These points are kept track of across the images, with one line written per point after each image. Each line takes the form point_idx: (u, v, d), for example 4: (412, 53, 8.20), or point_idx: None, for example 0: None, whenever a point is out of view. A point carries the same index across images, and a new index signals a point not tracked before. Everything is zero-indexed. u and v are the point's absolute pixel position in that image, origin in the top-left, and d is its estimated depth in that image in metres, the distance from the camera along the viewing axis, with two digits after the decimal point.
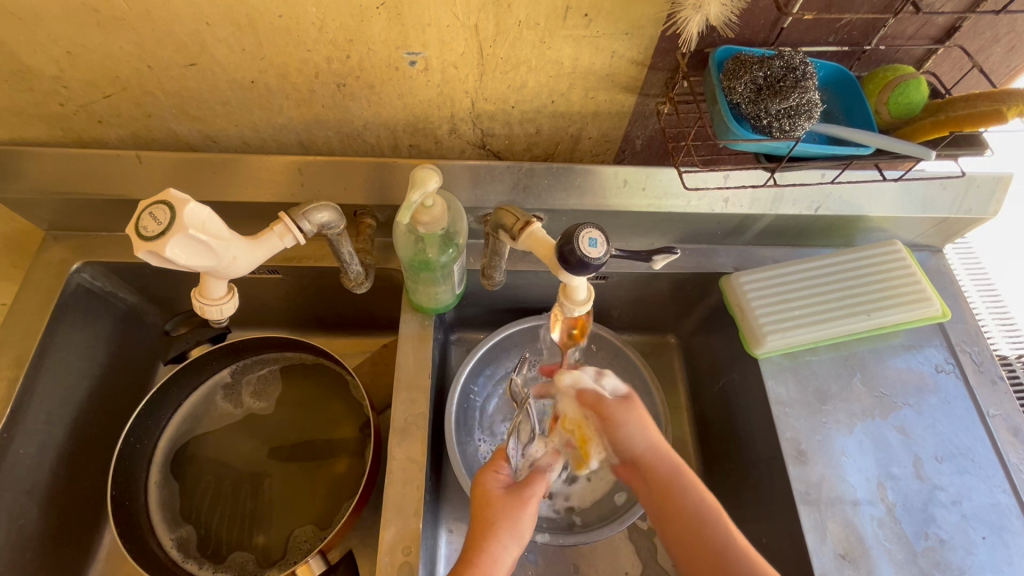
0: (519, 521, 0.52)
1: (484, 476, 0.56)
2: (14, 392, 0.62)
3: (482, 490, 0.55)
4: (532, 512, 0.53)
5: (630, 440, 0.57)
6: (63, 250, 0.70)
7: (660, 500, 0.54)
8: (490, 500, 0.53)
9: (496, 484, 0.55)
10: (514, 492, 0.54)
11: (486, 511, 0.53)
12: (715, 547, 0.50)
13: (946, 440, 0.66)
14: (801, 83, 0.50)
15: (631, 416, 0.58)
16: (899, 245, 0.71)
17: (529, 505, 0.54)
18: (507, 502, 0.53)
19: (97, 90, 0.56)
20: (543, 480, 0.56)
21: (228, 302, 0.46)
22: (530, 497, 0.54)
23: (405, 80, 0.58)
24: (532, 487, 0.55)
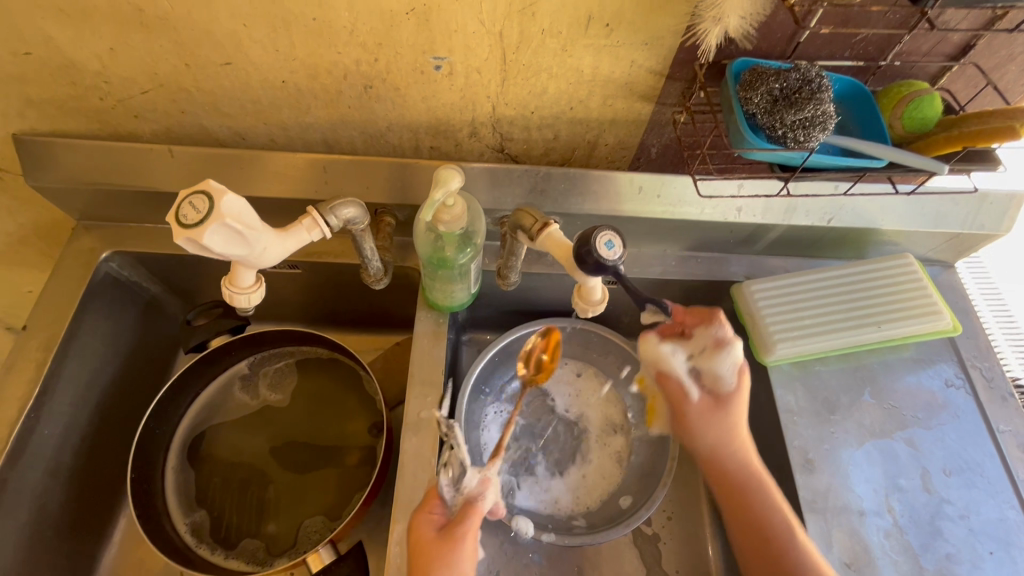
0: (458, 564, 0.51)
1: (417, 519, 0.54)
2: (42, 374, 0.64)
3: (415, 540, 0.53)
4: (466, 550, 0.52)
5: (737, 441, 0.62)
6: (93, 240, 0.72)
7: (732, 497, 0.61)
8: (423, 548, 0.52)
9: (429, 527, 0.53)
10: (447, 534, 0.52)
11: (421, 560, 0.51)
12: (783, 530, 0.57)
13: (955, 454, 0.66)
14: (817, 95, 0.51)
15: (731, 413, 0.63)
16: (911, 259, 0.72)
17: (463, 543, 0.52)
18: (440, 549, 0.51)
19: (136, 85, 0.58)
20: (474, 511, 0.54)
21: (256, 291, 0.48)
22: (462, 536, 0.52)
23: (430, 83, 0.59)
24: (465, 522, 0.53)
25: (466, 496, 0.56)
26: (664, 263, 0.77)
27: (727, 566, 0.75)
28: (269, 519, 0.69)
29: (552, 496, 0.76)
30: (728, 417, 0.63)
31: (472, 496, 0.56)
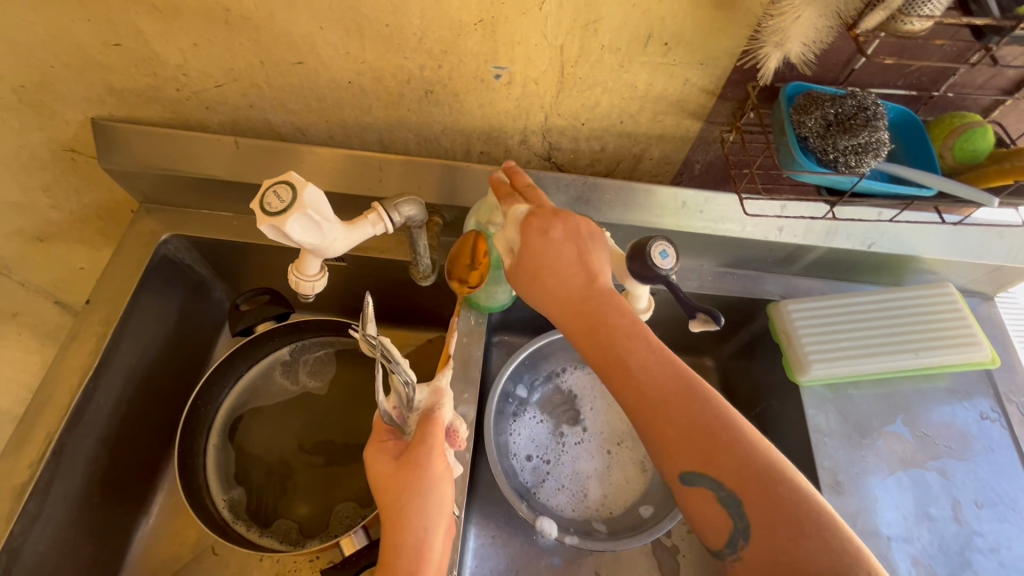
0: (427, 477, 0.51)
1: (372, 459, 0.53)
2: (103, 346, 0.67)
3: (375, 477, 0.52)
4: (432, 464, 0.52)
5: (552, 272, 0.52)
6: (153, 222, 0.76)
7: (590, 328, 0.50)
8: (386, 482, 0.51)
9: (387, 458, 0.53)
10: (406, 457, 0.52)
11: (389, 495, 0.51)
12: (672, 382, 0.46)
13: (987, 487, 0.66)
14: (872, 122, 0.52)
15: (547, 245, 0.52)
16: (952, 288, 0.72)
17: (426, 463, 0.52)
18: (403, 475, 0.51)
19: (212, 79, 0.62)
20: (433, 422, 0.54)
21: (320, 279, 0.52)
22: (424, 453, 0.52)
23: (488, 91, 0.62)
24: (423, 445, 0.52)
25: (420, 413, 0.56)
26: (700, 278, 0.78)
27: None
28: (302, 501, 0.71)
29: (574, 500, 0.77)
30: (546, 251, 0.52)
31: (426, 411, 0.56)
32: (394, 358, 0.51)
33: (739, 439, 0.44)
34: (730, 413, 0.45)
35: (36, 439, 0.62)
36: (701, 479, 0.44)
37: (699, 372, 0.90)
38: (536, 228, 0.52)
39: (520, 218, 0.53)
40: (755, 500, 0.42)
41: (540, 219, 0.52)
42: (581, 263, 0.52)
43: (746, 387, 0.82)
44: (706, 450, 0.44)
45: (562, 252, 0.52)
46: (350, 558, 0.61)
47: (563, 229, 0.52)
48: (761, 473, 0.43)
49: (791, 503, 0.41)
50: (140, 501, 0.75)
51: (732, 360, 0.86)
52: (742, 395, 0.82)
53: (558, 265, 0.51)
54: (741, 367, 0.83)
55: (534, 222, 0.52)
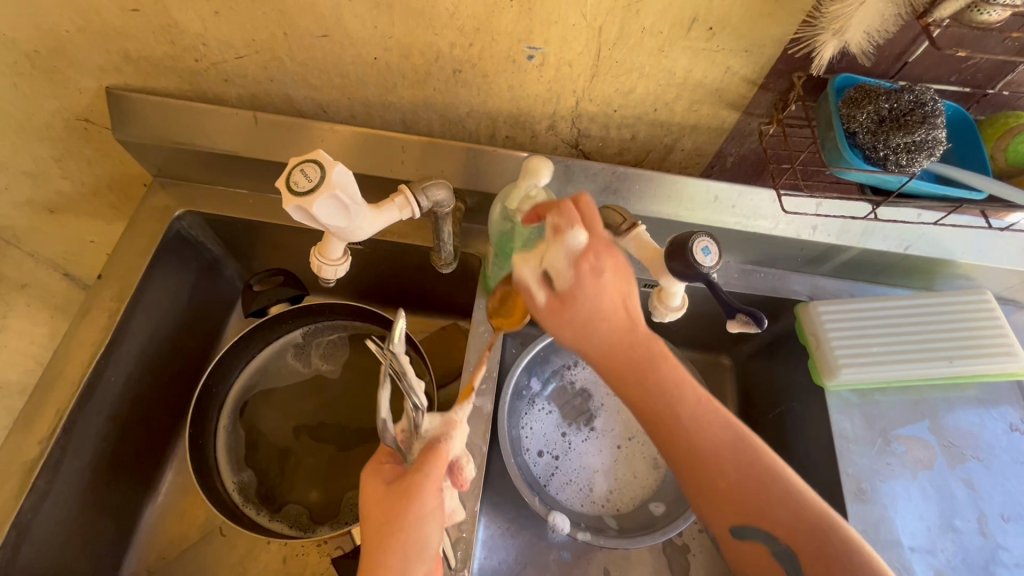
0: (415, 508, 0.48)
1: (367, 479, 0.51)
2: (115, 323, 0.66)
3: (366, 495, 0.50)
4: (423, 496, 0.48)
5: (599, 318, 0.49)
6: (167, 198, 0.74)
7: (638, 378, 0.50)
8: (374, 503, 0.49)
9: (381, 479, 0.51)
10: (399, 481, 0.50)
11: (374, 519, 0.48)
12: (720, 434, 0.49)
13: (1014, 501, 0.64)
14: (930, 119, 0.49)
15: (600, 288, 0.49)
16: (988, 295, 0.70)
17: (415, 495, 0.48)
18: (391, 500, 0.48)
19: (232, 50, 0.59)
20: (434, 449, 0.51)
21: (343, 264, 0.50)
22: (417, 479, 0.49)
23: (519, 72, 0.59)
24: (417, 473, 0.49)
25: (424, 440, 0.53)
26: (725, 275, 0.76)
27: None
28: (313, 487, 0.70)
29: (586, 495, 0.76)
30: (596, 297, 0.49)
31: (432, 437, 0.53)
32: (402, 372, 0.53)
33: (786, 489, 0.47)
34: (777, 466, 0.48)
35: (46, 415, 0.61)
36: (752, 531, 0.47)
37: (716, 370, 0.88)
38: (588, 269, 0.48)
39: (573, 253, 0.48)
40: (807, 546, 0.45)
41: (595, 255, 0.49)
42: (626, 305, 0.50)
43: (766, 387, 0.80)
44: (759, 501, 0.47)
45: (609, 290, 0.49)
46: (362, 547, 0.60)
47: (613, 266, 0.49)
48: (813, 525, 0.46)
49: (842, 550, 0.44)
50: (149, 479, 0.74)
51: (751, 359, 0.84)
52: (761, 396, 0.81)
53: (607, 305, 0.49)
54: (761, 367, 0.82)
55: (589, 260, 0.49)
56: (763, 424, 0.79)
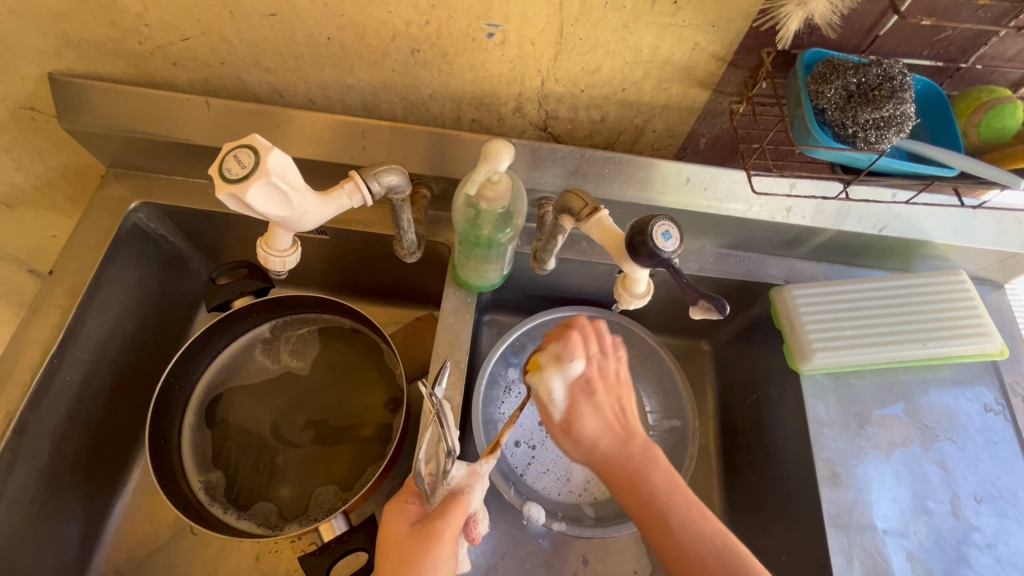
0: (432, 560, 0.47)
1: (391, 514, 0.52)
2: (67, 320, 0.64)
3: (387, 533, 0.50)
4: (441, 551, 0.48)
5: (597, 433, 0.54)
6: (122, 189, 0.71)
7: (631, 486, 0.51)
8: (393, 545, 0.49)
9: (404, 521, 0.50)
10: (422, 528, 0.49)
11: (391, 561, 0.48)
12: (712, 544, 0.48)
13: (987, 481, 0.64)
14: (898, 93, 0.48)
15: (599, 406, 0.54)
16: (964, 276, 0.69)
17: (434, 543, 0.48)
18: (411, 546, 0.48)
19: (177, 31, 0.56)
20: (458, 504, 0.50)
21: (290, 255, 0.51)
22: (439, 533, 0.49)
23: (480, 52, 0.57)
24: (441, 521, 0.49)
25: (449, 491, 0.52)
26: (700, 259, 0.74)
27: None
28: (281, 484, 0.68)
29: (563, 485, 0.75)
30: (595, 409, 0.54)
31: (457, 490, 0.52)
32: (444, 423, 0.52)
33: None
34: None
35: None
36: None
37: (694, 355, 0.87)
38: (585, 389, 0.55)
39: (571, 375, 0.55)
40: None
41: (591, 381, 0.55)
42: (620, 420, 0.55)
43: (744, 372, 0.79)
44: None
45: (602, 411, 0.54)
46: (329, 543, 0.59)
47: (604, 390, 0.55)
48: None
49: None
50: (114, 480, 0.72)
51: (729, 344, 0.83)
52: (739, 381, 0.80)
53: (597, 421, 0.54)
54: (740, 352, 0.81)
55: (583, 385, 0.55)
56: (741, 409, 0.79)
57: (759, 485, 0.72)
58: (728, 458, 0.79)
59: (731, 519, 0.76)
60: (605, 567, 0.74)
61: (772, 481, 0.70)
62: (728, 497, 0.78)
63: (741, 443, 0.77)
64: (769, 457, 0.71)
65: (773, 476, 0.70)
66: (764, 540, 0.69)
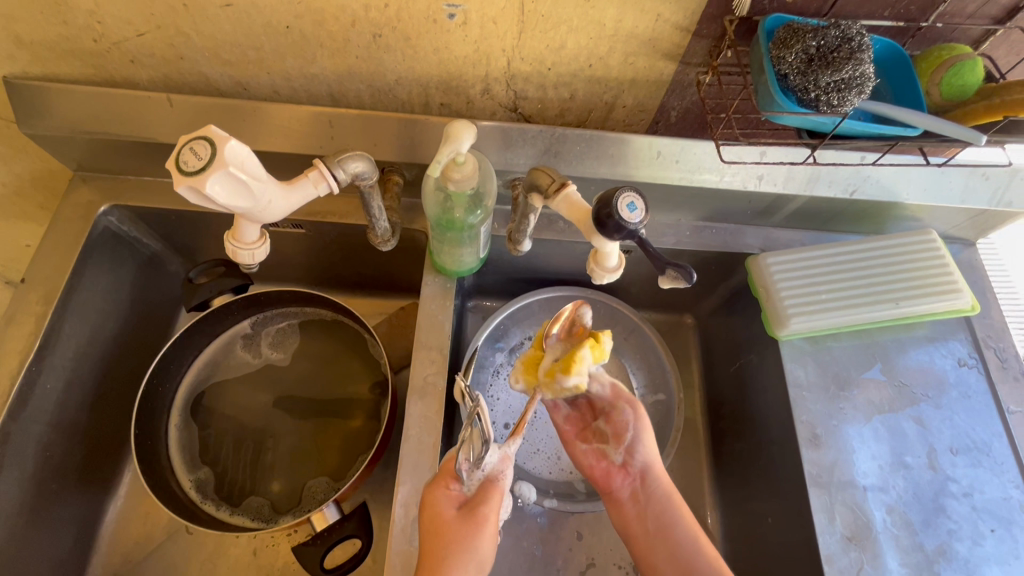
0: (481, 545, 0.49)
1: (435, 494, 0.52)
2: (43, 327, 0.63)
3: (432, 516, 0.50)
4: (485, 535, 0.50)
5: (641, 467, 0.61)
6: (90, 192, 0.70)
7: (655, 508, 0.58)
8: (440, 528, 0.49)
9: (449, 506, 0.51)
10: (469, 515, 0.50)
11: (440, 542, 0.49)
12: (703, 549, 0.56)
13: (962, 433, 0.66)
14: (856, 54, 0.48)
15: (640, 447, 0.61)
16: (934, 235, 0.70)
17: (484, 526, 0.50)
18: (461, 531, 0.49)
19: (132, 27, 0.55)
20: (499, 493, 0.53)
21: (259, 247, 0.53)
22: (486, 519, 0.50)
23: (443, 34, 0.56)
24: (488, 506, 0.51)
25: (485, 477, 0.54)
26: (677, 233, 0.75)
27: (725, 533, 0.75)
28: (272, 478, 0.69)
29: (552, 463, 0.75)
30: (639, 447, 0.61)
31: (493, 477, 0.54)
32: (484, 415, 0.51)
33: None
34: None
35: None
36: None
37: (678, 329, 0.88)
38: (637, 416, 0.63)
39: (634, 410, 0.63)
40: None
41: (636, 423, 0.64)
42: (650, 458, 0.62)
43: (726, 343, 0.80)
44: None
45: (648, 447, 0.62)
46: (321, 533, 0.60)
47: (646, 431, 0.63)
48: None
49: None
50: (104, 485, 0.72)
51: (711, 315, 0.84)
52: (722, 351, 0.81)
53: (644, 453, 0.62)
54: (721, 323, 0.82)
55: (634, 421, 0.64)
56: (725, 379, 0.80)
57: (745, 452, 0.73)
58: (715, 428, 0.80)
59: (720, 488, 0.77)
60: (598, 540, 0.75)
61: (756, 447, 0.71)
62: (717, 465, 0.79)
63: (726, 412, 0.78)
64: (753, 423, 0.72)
65: (757, 441, 0.71)
66: (752, 504, 0.71)
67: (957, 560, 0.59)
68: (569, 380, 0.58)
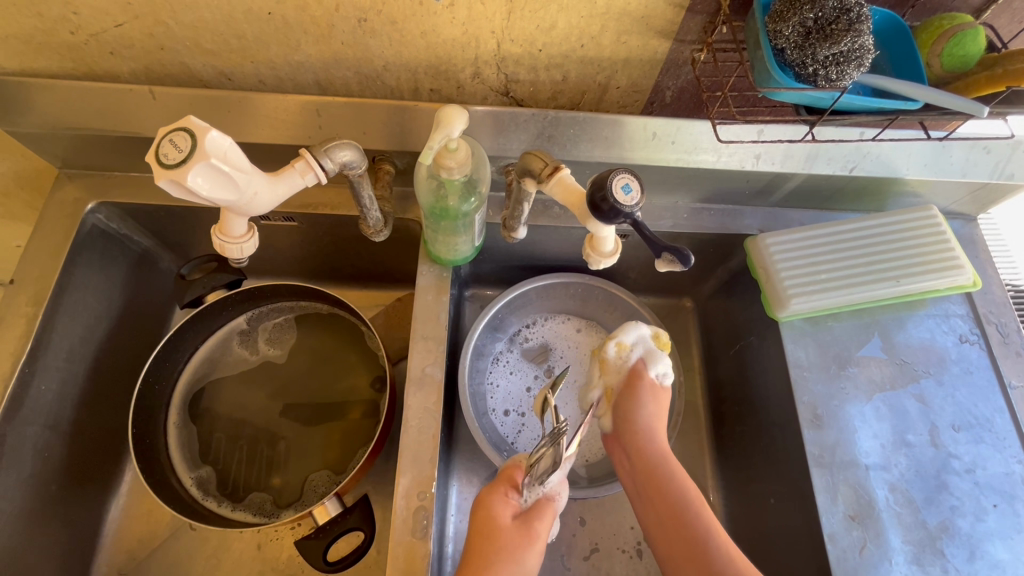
0: (528, 560, 0.49)
1: (492, 501, 0.52)
2: (34, 328, 0.63)
3: (487, 518, 0.51)
4: (537, 551, 0.50)
5: (640, 419, 0.58)
6: (76, 190, 0.68)
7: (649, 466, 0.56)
8: (495, 533, 0.50)
9: (505, 513, 0.51)
10: (524, 526, 0.50)
11: (490, 545, 0.49)
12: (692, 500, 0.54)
13: (964, 410, 0.65)
14: (855, 26, 0.47)
15: (640, 409, 0.59)
16: (936, 210, 0.69)
17: (536, 541, 0.50)
18: (512, 541, 0.49)
19: (109, 18, 0.54)
20: (553, 514, 0.53)
21: (247, 241, 0.52)
22: (538, 535, 0.50)
23: (430, 16, 0.54)
24: (542, 520, 0.51)
25: (543, 494, 0.53)
26: (675, 216, 0.74)
27: (728, 514, 0.75)
28: (273, 473, 0.68)
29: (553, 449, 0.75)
30: (640, 411, 0.59)
31: (550, 495, 0.54)
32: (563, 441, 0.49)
33: None
34: None
35: None
36: None
37: (677, 313, 0.87)
38: (647, 385, 0.61)
39: (648, 377, 0.61)
40: None
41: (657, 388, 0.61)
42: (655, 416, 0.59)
43: (725, 324, 0.80)
44: None
45: (646, 407, 0.59)
46: (324, 526, 0.60)
47: (646, 393, 0.60)
48: None
49: None
50: (105, 483, 0.72)
51: (710, 298, 0.83)
52: (722, 333, 0.80)
53: (637, 411, 0.59)
54: (721, 306, 0.81)
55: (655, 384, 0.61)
56: (726, 362, 0.79)
57: (747, 434, 0.73)
58: (716, 410, 0.80)
59: (722, 469, 0.77)
60: (601, 526, 0.74)
61: (757, 428, 0.71)
62: (719, 447, 0.79)
63: (728, 394, 0.78)
64: (755, 405, 0.72)
65: (759, 423, 0.71)
66: (754, 484, 0.71)
67: (960, 536, 0.59)
68: (609, 346, 0.63)
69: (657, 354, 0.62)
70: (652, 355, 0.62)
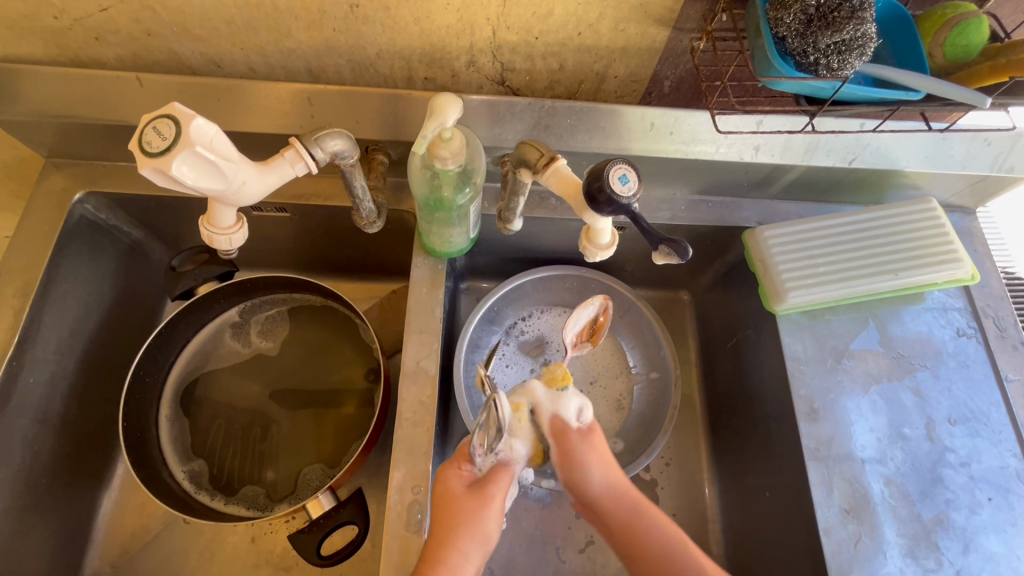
0: (487, 522, 0.47)
1: (447, 473, 0.51)
2: (21, 321, 0.61)
3: (443, 491, 0.49)
4: (494, 512, 0.48)
5: (589, 473, 0.52)
6: (64, 179, 0.67)
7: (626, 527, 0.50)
8: (451, 502, 0.48)
9: (459, 483, 0.50)
10: (478, 491, 0.49)
11: (449, 515, 0.47)
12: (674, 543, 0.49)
13: (960, 403, 0.65)
14: (858, 13, 0.46)
15: (589, 469, 0.52)
16: (934, 203, 0.69)
17: (494, 503, 0.48)
18: (469, 505, 0.48)
19: (92, 2, 0.52)
20: (511, 476, 0.51)
21: (236, 231, 0.51)
22: (494, 497, 0.49)
23: (423, 2, 0.53)
24: (497, 482, 0.50)
25: (499, 459, 0.51)
26: (672, 208, 0.73)
27: (723, 507, 0.75)
28: (267, 466, 0.68)
29: None
30: (587, 472, 0.52)
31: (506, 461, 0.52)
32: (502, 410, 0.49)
33: None
34: None
35: None
36: None
37: (674, 306, 0.87)
38: (573, 440, 0.53)
39: (570, 427, 0.54)
40: None
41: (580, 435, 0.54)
42: (606, 468, 0.53)
43: (722, 318, 0.79)
44: None
45: (595, 459, 0.53)
46: (318, 521, 0.59)
47: (591, 449, 0.53)
48: None
49: None
50: (97, 477, 0.72)
51: (707, 291, 0.83)
52: (719, 327, 0.80)
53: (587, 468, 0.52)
54: (718, 299, 0.80)
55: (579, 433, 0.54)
56: (722, 355, 0.79)
57: (743, 427, 0.73)
58: (712, 404, 0.80)
59: (718, 462, 0.77)
60: None
61: (753, 421, 0.71)
62: (714, 441, 0.79)
63: (725, 387, 0.77)
64: (751, 399, 0.72)
65: (755, 416, 0.71)
66: (749, 477, 0.71)
67: (954, 530, 0.59)
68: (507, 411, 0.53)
69: (563, 396, 0.54)
70: (557, 400, 0.54)
